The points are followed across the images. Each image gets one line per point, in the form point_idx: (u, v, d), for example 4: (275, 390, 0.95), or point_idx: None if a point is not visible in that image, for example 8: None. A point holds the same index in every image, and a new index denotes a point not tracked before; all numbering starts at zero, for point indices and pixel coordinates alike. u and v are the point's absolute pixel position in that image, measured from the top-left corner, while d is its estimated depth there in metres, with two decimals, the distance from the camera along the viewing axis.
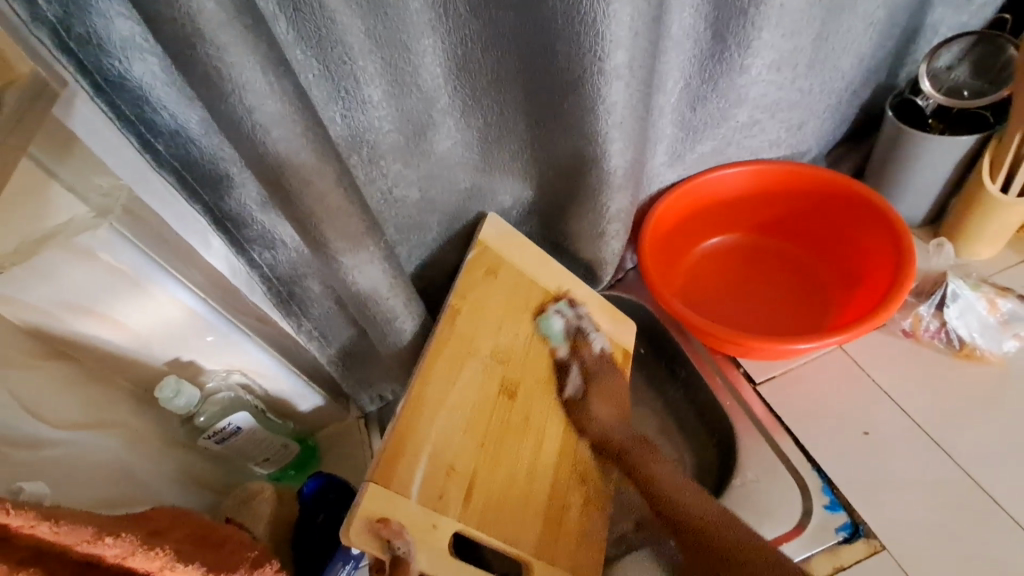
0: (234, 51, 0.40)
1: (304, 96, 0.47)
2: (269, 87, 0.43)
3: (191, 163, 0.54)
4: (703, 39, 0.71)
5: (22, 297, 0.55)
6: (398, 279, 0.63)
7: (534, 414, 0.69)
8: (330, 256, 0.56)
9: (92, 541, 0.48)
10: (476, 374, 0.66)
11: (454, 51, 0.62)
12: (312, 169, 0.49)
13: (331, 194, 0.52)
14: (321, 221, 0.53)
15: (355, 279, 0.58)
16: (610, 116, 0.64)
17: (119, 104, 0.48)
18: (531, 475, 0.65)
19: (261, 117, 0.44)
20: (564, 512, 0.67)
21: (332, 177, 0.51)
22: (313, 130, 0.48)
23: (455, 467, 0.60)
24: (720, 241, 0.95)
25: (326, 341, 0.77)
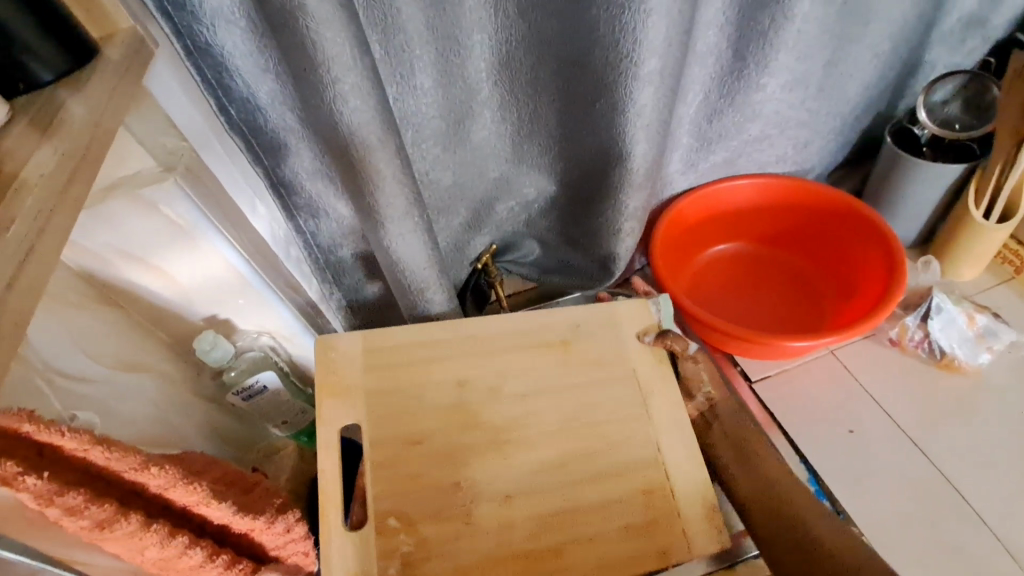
0: (324, 28, 0.45)
1: (374, 73, 0.51)
2: (350, 64, 0.48)
3: (258, 130, 0.62)
4: (725, 56, 0.77)
5: (87, 242, 0.59)
6: (433, 254, 0.67)
7: (513, 367, 0.66)
8: (378, 224, 0.61)
9: (139, 468, 0.52)
10: (547, 451, 0.61)
11: (500, 49, 0.67)
12: (373, 143, 0.54)
13: (387, 168, 0.56)
14: (378, 188, 0.58)
15: (396, 247, 0.64)
16: (638, 119, 0.68)
17: (203, 68, 0.55)
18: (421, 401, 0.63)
19: (336, 89, 0.49)
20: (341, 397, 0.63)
21: (390, 151, 0.56)
22: (377, 108, 0.52)
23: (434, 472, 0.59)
24: (726, 248, 1.01)
25: (350, 311, 0.86)
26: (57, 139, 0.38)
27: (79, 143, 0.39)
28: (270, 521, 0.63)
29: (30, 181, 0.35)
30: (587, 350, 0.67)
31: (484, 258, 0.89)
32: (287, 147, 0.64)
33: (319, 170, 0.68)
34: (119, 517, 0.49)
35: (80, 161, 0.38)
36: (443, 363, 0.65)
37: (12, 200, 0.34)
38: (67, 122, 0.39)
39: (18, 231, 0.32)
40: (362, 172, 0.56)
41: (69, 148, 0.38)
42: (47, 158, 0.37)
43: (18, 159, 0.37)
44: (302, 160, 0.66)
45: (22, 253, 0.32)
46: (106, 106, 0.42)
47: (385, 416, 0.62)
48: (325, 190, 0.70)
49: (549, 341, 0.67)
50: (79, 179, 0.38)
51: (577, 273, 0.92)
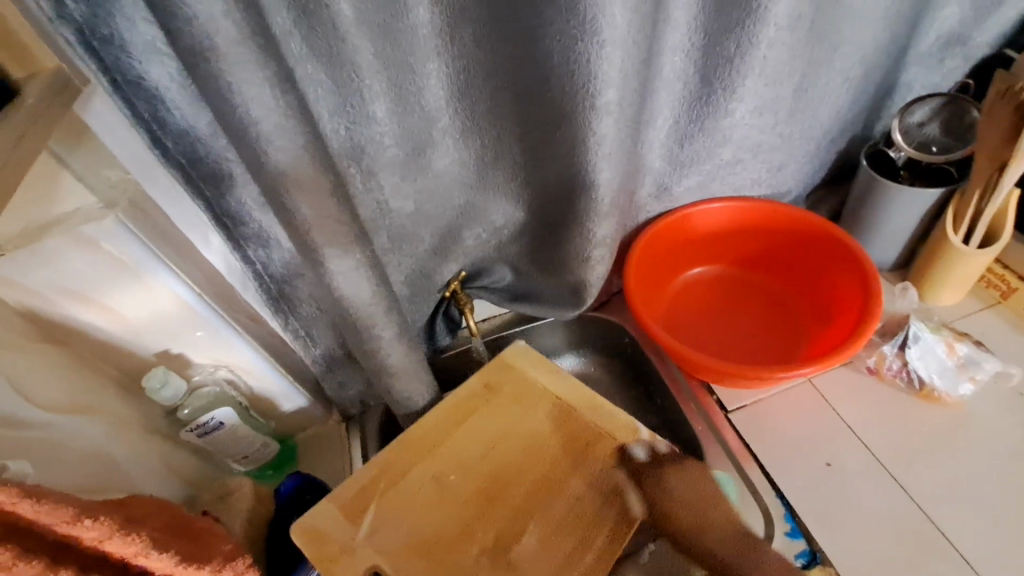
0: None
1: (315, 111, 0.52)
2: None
3: (198, 162, 0.59)
4: (692, 82, 0.76)
5: (25, 282, 0.57)
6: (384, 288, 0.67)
7: (461, 446, 0.74)
8: (323, 260, 0.61)
9: (70, 522, 0.49)
10: (534, 482, 0.71)
11: (456, 77, 0.66)
12: (306, 183, 0.55)
13: (325, 205, 0.57)
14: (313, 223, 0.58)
15: (338, 283, 0.63)
16: (600, 148, 0.65)
17: (133, 102, 0.53)
18: (402, 498, 0.70)
19: (263, 131, 0.50)
20: (321, 540, 0.67)
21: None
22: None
23: (442, 540, 0.67)
24: (703, 271, 1.00)
25: (310, 343, 0.82)
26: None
27: None
28: (218, 569, 0.60)
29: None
30: (506, 394, 0.79)
31: (453, 285, 0.88)
32: (231, 177, 0.62)
33: (264, 202, 0.65)
34: (50, 573, 0.46)
35: None
36: (418, 469, 0.73)
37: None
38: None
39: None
40: (295, 209, 0.57)
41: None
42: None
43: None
44: (249, 192, 0.63)
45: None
46: (17, 151, 0.40)
47: (393, 521, 0.69)
48: (272, 220, 0.67)
49: (469, 406, 0.78)
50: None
51: (549, 301, 0.89)
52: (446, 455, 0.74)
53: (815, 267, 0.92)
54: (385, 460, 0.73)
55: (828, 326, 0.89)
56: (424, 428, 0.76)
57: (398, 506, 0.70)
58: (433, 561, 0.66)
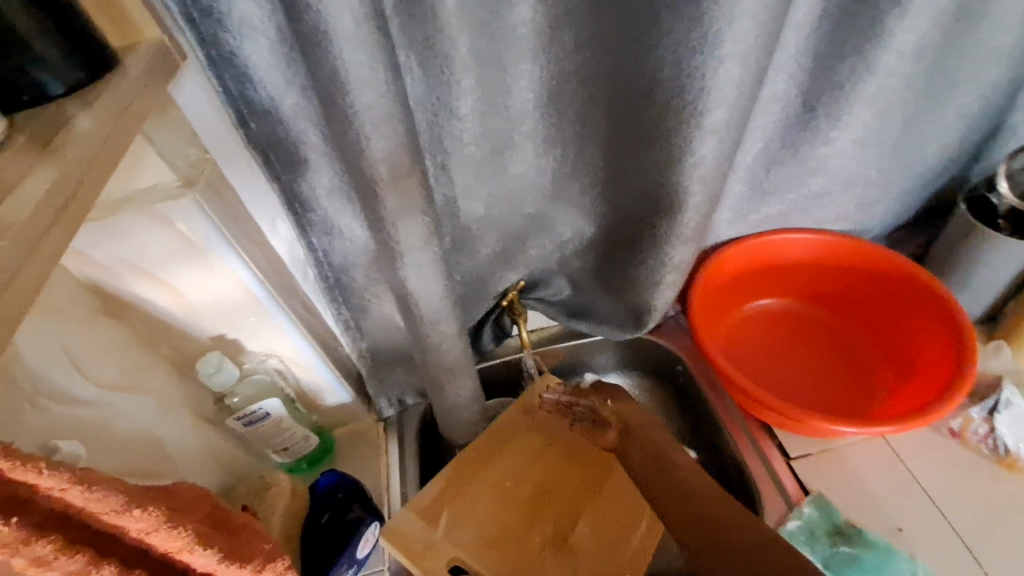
0: (354, 53, 0.44)
1: (405, 107, 0.50)
2: (371, 88, 0.46)
3: (275, 143, 0.58)
4: (793, 105, 0.72)
5: (95, 255, 0.56)
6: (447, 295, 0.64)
7: (512, 456, 0.77)
8: (394, 254, 0.58)
9: (119, 511, 0.47)
10: (588, 477, 0.75)
11: (549, 81, 0.62)
12: (388, 177, 0.52)
13: (400, 200, 0.54)
14: (390, 222, 0.55)
15: (409, 279, 0.60)
16: (696, 170, 0.61)
17: (224, 78, 0.52)
18: (468, 504, 0.72)
19: (359, 124, 0.48)
20: (403, 540, 0.69)
21: (410, 182, 0.53)
22: (397, 137, 0.51)
23: (512, 536, 0.70)
24: (770, 303, 0.96)
25: (359, 334, 0.79)
26: (49, 163, 0.33)
27: (82, 161, 0.34)
28: (258, 569, 0.58)
29: (6, 224, 0.30)
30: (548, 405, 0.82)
31: (510, 294, 0.83)
32: (305, 162, 0.60)
33: (336, 187, 0.63)
34: (91, 567, 0.44)
35: (77, 187, 0.33)
36: (475, 479, 0.75)
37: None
38: (64, 146, 0.34)
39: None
40: (377, 204, 0.54)
41: (58, 181, 0.32)
42: (28, 193, 0.32)
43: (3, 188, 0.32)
44: (320, 176, 0.61)
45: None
46: (117, 128, 0.37)
47: (462, 519, 0.71)
48: (339, 208, 0.65)
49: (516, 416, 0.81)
50: (69, 213, 0.33)
51: (607, 320, 0.85)
52: (500, 461, 0.76)
53: (893, 315, 0.87)
54: (442, 473, 0.75)
55: (903, 380, 0.83)
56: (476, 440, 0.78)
57: (464, 508, 0.72)
58: (510, 558, 0.68)
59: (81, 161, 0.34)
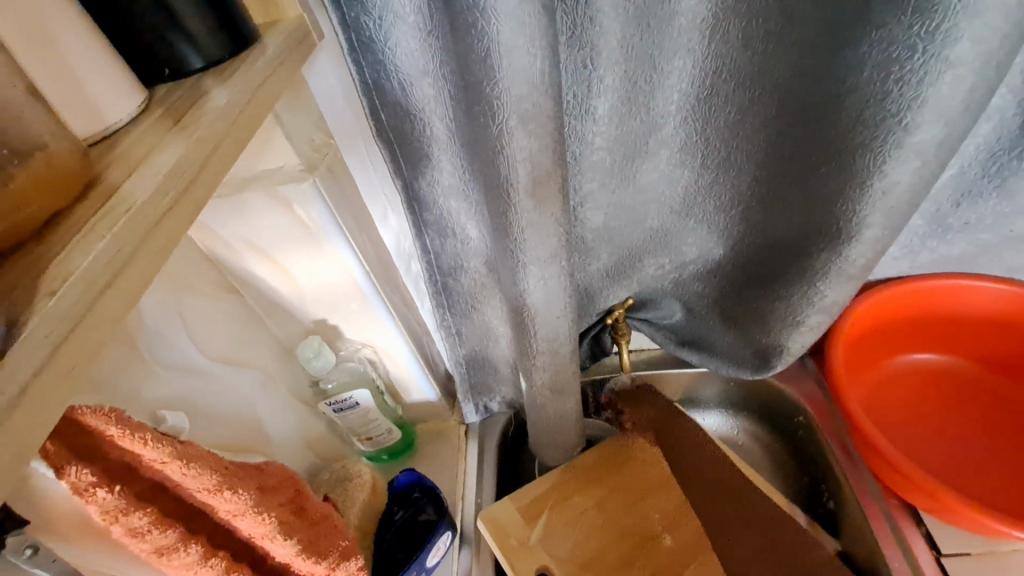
0: (510, 42, 0.40)
1: (556, 108, 0.45)
2: (524, 85, 0.43)
3: (404, 137, 0.54)
4: (1008, 126, 0.59)
5: (221, 230, 0.57)
6: (564, 313, 0.60)
7: (620, 484, 0.75)
8: (517, 262, 0.55)
9: (211, 491, 0.47)
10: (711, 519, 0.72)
11: (702, 81, 0.54)
12: (529, 184, 0.48)
13: (535, 209, 0.50)
14: (521, 232, 0.52)
15: (529, 289, 0.57)
16: (882, 197, 0.49)
17: (363, 66, 0.49)
18: (568, 517, 0.72)
19: (505, 120, 0.45)
20: (499, 535, 0.70)
21: (548, 191, 0.49)
22: (532, 136, 0.45)
23: (606, 562, 0.69)
24: (929, 358, 0.80)
25: (458, 341, 0.76)
26: (175, 142, 0.31)
27: (212, 137, 0.32)
28: (331, 567, 0.57)
29: (126, 203, 0.27)
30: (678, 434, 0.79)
31: (616, 311, 0.75)
32: (428, 158, 0.56)
33: (457, 187, 0.59)
34: (179, 546, 0.44)
35: (203, 165, 0.31)
36: (580, 496, 0.74)
37: (89, 232, 0.25)
38: (195, 123, 0.32)
39: (86, 272, 0.24)
40: (510, 211, 0.51)
41: (182, 161, 0.29)
42: (151, 172, 0.29)
43: (131, 162, 0.30)
44: (442, 174, 0.58)
45: (73, 315, 0.23)
46: (248, 108, 0.35)
47: (559, 534, 0.71)
48: (459, 210, 0.61)
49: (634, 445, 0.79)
50: (189, 197, 0.30)
51: (723, 355, 0.74)
52: (609, 485, 0.75)
53: None
54: (549, 479, 0.76)
55: None
56: (589, 458, 0.78)
57: (563, 521, 0.72)
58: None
59: (208, 140, 0.31)
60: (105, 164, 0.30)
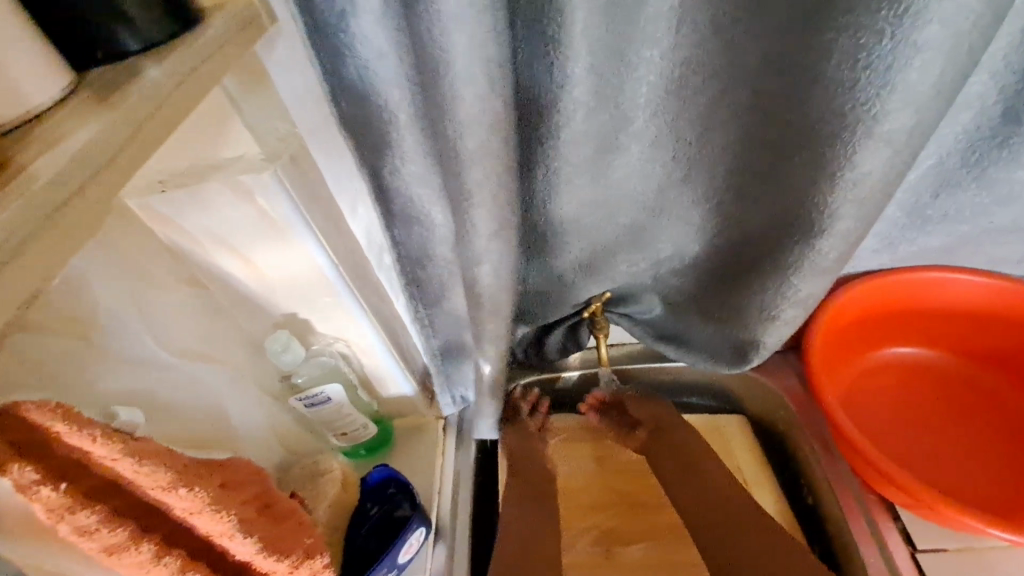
0: (456, 24, 0.41)
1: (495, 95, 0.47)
2: (469, 68, 0.43)
3: (366, 125, 0.52)
4: (988, 115, 0.58)
5: (181, 221, 0.55)
6: (505, 282, 0.62)
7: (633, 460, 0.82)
8: (462, 243, 0.57)
9: (165, 488, 0.46)
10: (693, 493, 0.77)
11: (673, 70, 0.52)
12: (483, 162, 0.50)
13: (481, 193, 0.52)
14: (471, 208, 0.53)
15: (478, 271, 0.59)
16: (852, 188, 0.48)
17: (320, 50, 0.47)
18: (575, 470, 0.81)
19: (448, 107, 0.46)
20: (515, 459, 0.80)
21: (490, 174, 0.51)
22: (479, 123, 0.47)
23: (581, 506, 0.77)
24: (909, 351, 0.80)
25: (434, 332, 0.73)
26: (89, 126, 0.29)
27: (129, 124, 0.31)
28: (294, 565, 0.56)
29: (22, 188, 0.26)
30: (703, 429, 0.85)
31: (593, 305, 0.75)
32: (394, 149, 0.54)
33: (427, 175, 0.56)
34: (130, 543, 0.44)
35: (114, 157, 0.30)
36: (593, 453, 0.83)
37: None
38: (120, 105, 0.31)
39: None
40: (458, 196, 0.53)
41: (93, 144, 0.28)
42: (56, 157, 0.27)
43: (44, 144, 0.29)
44: (411, 164, 0.55)
45: None
46: (169, 96, 0.34)
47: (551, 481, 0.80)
48: (432, 200, 0.58)
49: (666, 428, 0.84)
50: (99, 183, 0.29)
51: (700, 351, 0.74)
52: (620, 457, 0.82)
53: None
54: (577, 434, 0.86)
55: None
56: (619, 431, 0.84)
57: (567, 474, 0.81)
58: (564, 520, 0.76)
59: (124, 129, 0.31)
60: (18, 148, 0.29)
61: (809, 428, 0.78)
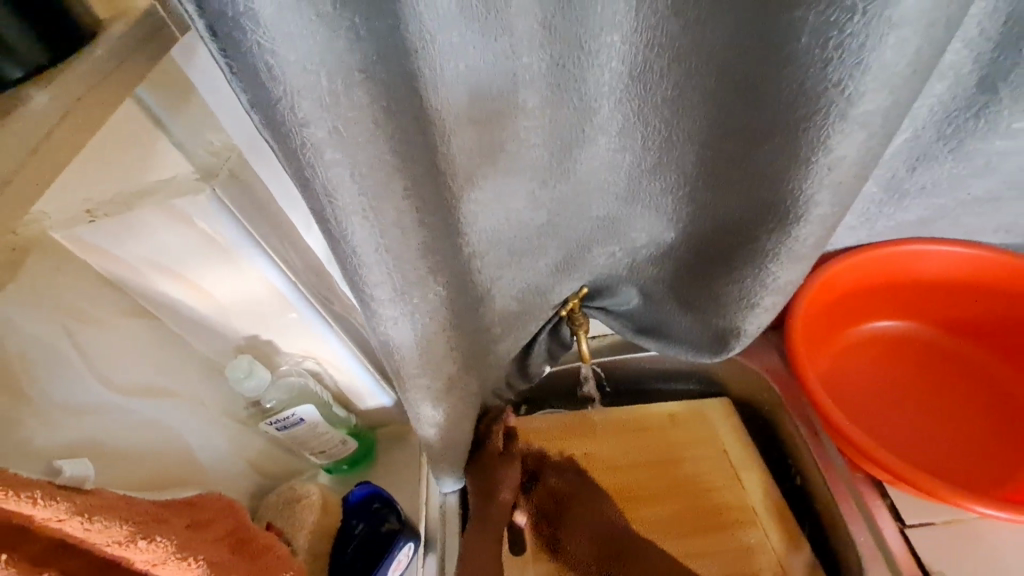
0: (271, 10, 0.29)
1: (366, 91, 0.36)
2: (308, 75, 0.32)
3: (273, 119, 0.34)
4: (964, 85, 0.56)
5: (115, 251, 0.50)
6: (442, 336, 0.52)
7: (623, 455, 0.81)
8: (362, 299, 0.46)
9: (123, 543, 0.43)
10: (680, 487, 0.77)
11: (634, 57, 0.49)
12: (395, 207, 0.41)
13: (367, 228, 0.40)
14: (362, 267, 0.43)
15: (383, 328, 0.48)
16: (828, 172, 0.46)
17: (210, 8, 0.29)
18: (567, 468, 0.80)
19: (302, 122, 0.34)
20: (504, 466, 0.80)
21: (377, 202, 0.39)
22: (365, 143, 0.37)
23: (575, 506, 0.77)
24: (889, 325, 0.79)
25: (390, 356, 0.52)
26: None
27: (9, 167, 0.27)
28: None
29: None
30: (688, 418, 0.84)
31: (571, 303, 0.72)
32: (311, 149, 0.35)
33: (354, 189, 0.38)
34: None
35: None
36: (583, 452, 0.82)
37: None
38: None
39: None
40: (339, 238, 0.41)
41: None
42: None
43: None
44: (329, 171, 0.36)
45: None
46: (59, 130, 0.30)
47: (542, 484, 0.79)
48: (365, 213, 0.39)
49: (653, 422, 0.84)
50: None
51: (681, 340, 0.72)
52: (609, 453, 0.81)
53: None
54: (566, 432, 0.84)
55: None
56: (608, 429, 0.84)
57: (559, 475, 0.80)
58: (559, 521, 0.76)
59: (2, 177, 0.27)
60: None
61: (794, 409, 0.78)
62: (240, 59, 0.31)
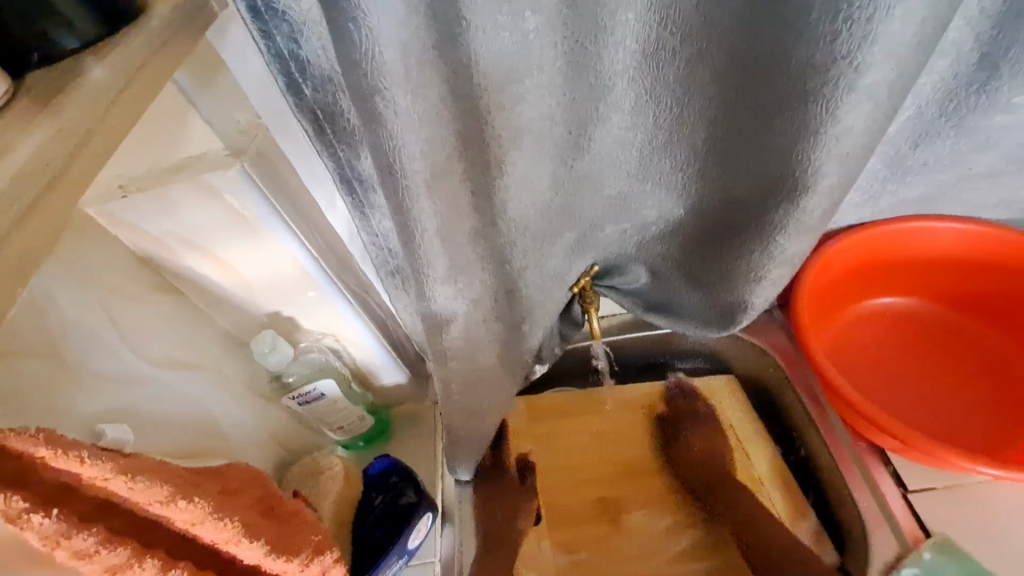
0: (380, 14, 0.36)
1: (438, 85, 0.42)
2: (398, 56, 0.38)
3: (361, 101, 0.39)
4: (965, 62, 0.57)
5: (144, 226, 0.52)
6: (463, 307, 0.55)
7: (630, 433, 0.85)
8: (419, 279, 0.50)
9: (164, 503, 0.44)
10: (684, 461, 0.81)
11: (649, 35, 0.51)
12: (422, 180, 0.43)
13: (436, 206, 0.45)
14: (422, 247, 0.47)
15: (435, 302, 0.52)
16: (836, 143, 0.48)
17: (272, 35, 0.40)
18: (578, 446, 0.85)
19: (390, 103, 0.39)
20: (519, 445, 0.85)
21: (444, 182, 0.45)
22: (430, 123, 0.42)
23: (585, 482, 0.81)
24: (891, 302, 0.81)
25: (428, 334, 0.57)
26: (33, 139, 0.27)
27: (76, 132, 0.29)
28: (305, 563, 0.55)
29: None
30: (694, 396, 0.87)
31: (583, 281, 0.74)
32: (390, 131, 0.40)
33: (426, 171, 0.43)
34: (133, 562, 0.41)
35: (63, 169, 0.28)
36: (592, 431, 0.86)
37: None
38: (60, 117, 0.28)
39: None
40: (408, 218, 0.45)
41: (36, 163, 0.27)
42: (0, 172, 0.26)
43: None
44: (407, 153, 0.41)
45: None
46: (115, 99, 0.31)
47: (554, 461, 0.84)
48: (427, 189, 0.44)
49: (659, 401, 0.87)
50: (57, 194, 0.27)
51: (690, 317, 0.74)
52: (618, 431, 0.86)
53: None
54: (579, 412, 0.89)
55: None
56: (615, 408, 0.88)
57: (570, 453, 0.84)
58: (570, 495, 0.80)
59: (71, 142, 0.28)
60: None
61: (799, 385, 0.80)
62: (343, 43, 0.36)
